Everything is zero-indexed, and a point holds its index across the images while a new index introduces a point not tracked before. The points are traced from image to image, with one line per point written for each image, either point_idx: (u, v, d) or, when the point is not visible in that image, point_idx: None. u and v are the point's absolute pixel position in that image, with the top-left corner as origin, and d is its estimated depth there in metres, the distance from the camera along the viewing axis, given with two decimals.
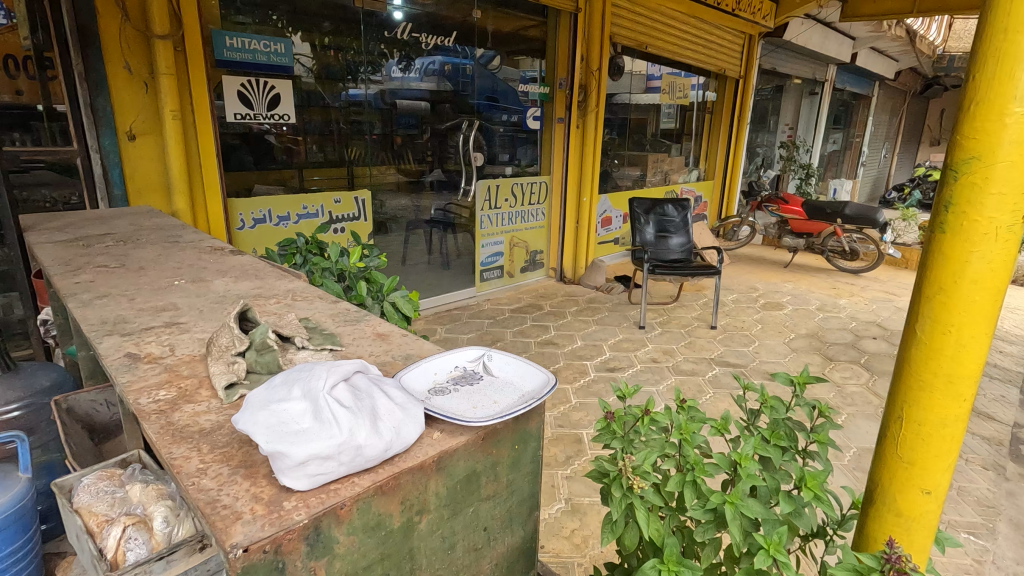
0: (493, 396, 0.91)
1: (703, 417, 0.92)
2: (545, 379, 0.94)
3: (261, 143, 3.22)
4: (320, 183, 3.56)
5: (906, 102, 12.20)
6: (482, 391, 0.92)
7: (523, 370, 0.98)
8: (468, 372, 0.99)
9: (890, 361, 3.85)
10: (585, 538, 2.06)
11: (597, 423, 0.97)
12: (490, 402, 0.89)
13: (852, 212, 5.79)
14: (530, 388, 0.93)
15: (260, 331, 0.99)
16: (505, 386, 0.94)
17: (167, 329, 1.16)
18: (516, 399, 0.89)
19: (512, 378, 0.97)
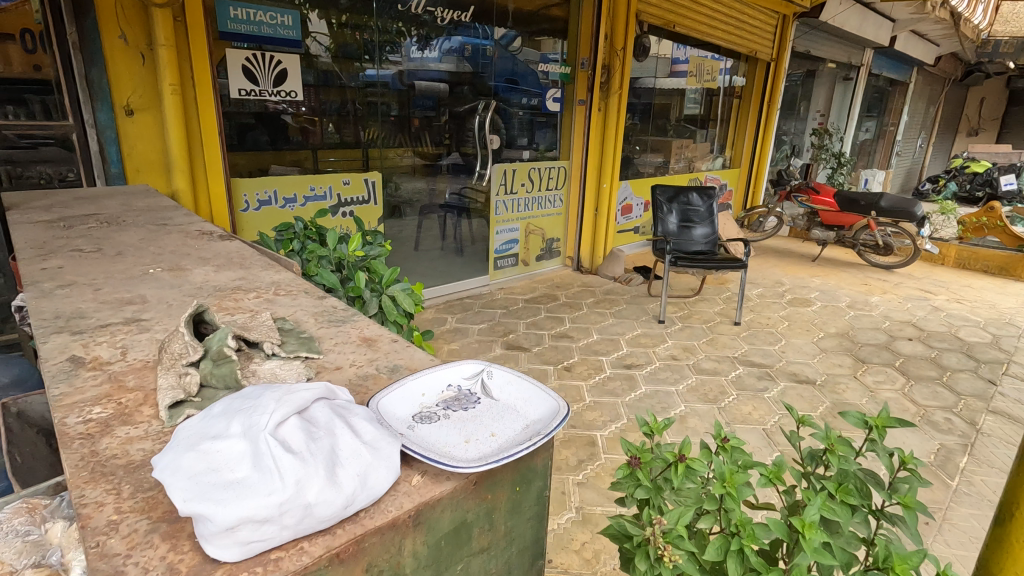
0: (491, 428, 0.74)
1: (749, 463, 0.80)
2: (554, 408, 0.77)
3: (277, 123, 3.11)
4: (335, 165, 3.44)
5: (945, 90, 11.63)
6: (478, 420, 0.76)
7: (528, 393, 0.82)
8: (462, 394, 0.83)
9: (927, 365, 3.61)
10: (596, 553, 1.91)
11: (621, 468, 0.89)
12: (487, 437, 0.73)
13: (887, 205, 5.49)
14: (536, 419, 0.76)
15: (217, 337, 0.84)
16: (505, 414, 0.78)
17: (126, 327, 1.02)
18: (517, 433, 0.73)
19: (515, 403, 0.80)
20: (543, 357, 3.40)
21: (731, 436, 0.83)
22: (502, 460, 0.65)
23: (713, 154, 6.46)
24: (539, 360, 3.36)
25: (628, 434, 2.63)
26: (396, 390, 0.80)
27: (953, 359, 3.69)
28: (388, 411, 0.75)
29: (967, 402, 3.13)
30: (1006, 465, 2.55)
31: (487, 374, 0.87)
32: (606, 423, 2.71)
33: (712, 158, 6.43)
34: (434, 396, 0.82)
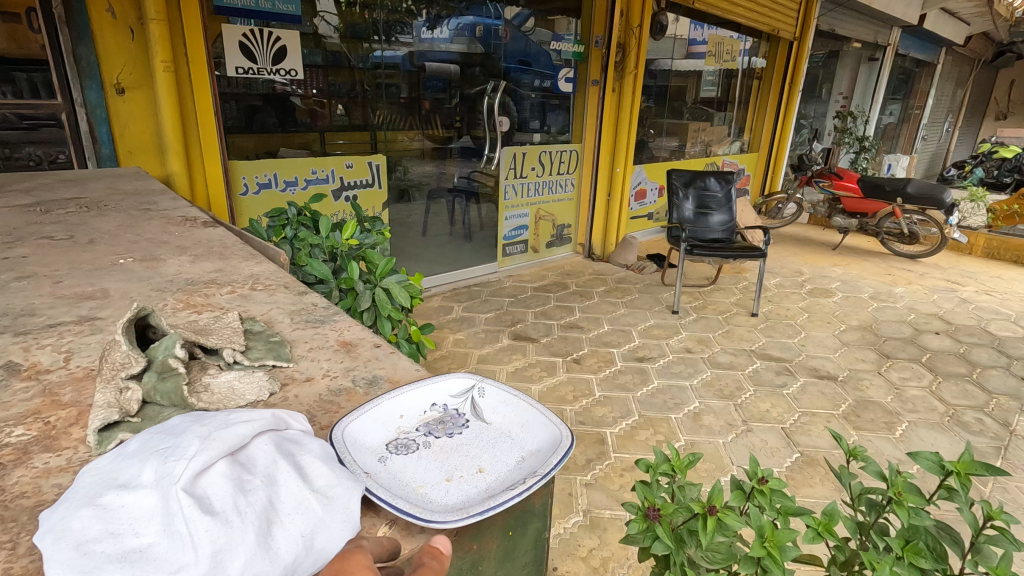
0: (482, 467, 0.63)
1: (787, 513, 0.78)
2: (555, 438, 0.66)
3: (285, 105, 3.02)
4: (344, 148, 3.33)
5: (974, 71, 11.17)
6: (465, 456, 0.65)
7: (525, 417, 0.71)
8: (447, 416, 0.72)
9: (955, 361, 3.43)
10: (604, 561, 1.80)
11: (633, 518, 0.86)
12: (476, 480, 0.61)
13: (914, 191, 5.23)
14: (534, 450, 0.65)
15: (165, 345, 0.73)
16: (497, 444, 0.67)
17: (77, 327, 0.90)
18: (510, 471, 0.62)
19: (509, 430, 0.69)
20: (552, 348, 3.27)
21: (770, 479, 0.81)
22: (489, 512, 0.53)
23: (731, 138, 6.23)
24: (547, 351, 3.23)
25: (640, 432, 2.50)
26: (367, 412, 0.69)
27: (983, 354, 3.51)
28: (353, 440, 0.64)
29: (999, 401, 2.96)
30: None
31: (477, 392, 0.76)
32: (617, 420, 2.58)
33: (729, 143, 6.21)
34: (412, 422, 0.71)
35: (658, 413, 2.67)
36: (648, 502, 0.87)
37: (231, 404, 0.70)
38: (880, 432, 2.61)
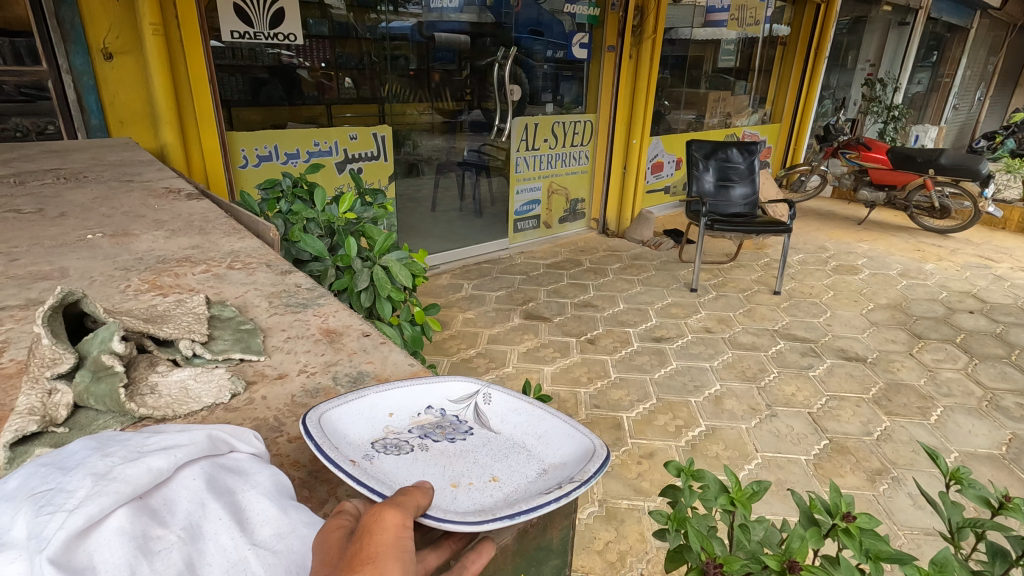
0: (494, 475, 0.53)
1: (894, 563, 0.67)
2: (583, 446, 0.55)
3: (291, 77, 2.88)
4: (352, 121, 3.17)
5: (1009, 37, 10.59)
6: (473, 464, 0.55)
7: (542, 425, 0.60)
8: (446, 422, 0.61)
9: (991, 341, 3.25)
10: (622, 555, 1.70)
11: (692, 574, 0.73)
12: (487, 488, 0.52)
13: (947, 162, 4.88)
14: (557, 462, 0.55)
15: (102, 338, 0.60)
16: (510, 455, 0.57)
17: (22, 312, 0.79)
18: (532, 482, 0.52)
19: (522, 440, 0.58)
20: (565, 328, 3.14)
21: (857, 516, 0.74)
22: (520, 517, 0.44)
23: (752, 108, 5.95)
24: (560, 331, 3.10)
25: (658, 416, 2.37)
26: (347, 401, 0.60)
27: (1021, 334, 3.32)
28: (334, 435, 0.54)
29: None
30: None
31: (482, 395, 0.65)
32: (634, 404, 2.46)
33: (750, 113, 5.93)
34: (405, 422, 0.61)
35: (677, 397, 2.53)
36: (706, 553, 0.75)
37: (184, 409, 0.57)
38: (914, 418, 2.46)
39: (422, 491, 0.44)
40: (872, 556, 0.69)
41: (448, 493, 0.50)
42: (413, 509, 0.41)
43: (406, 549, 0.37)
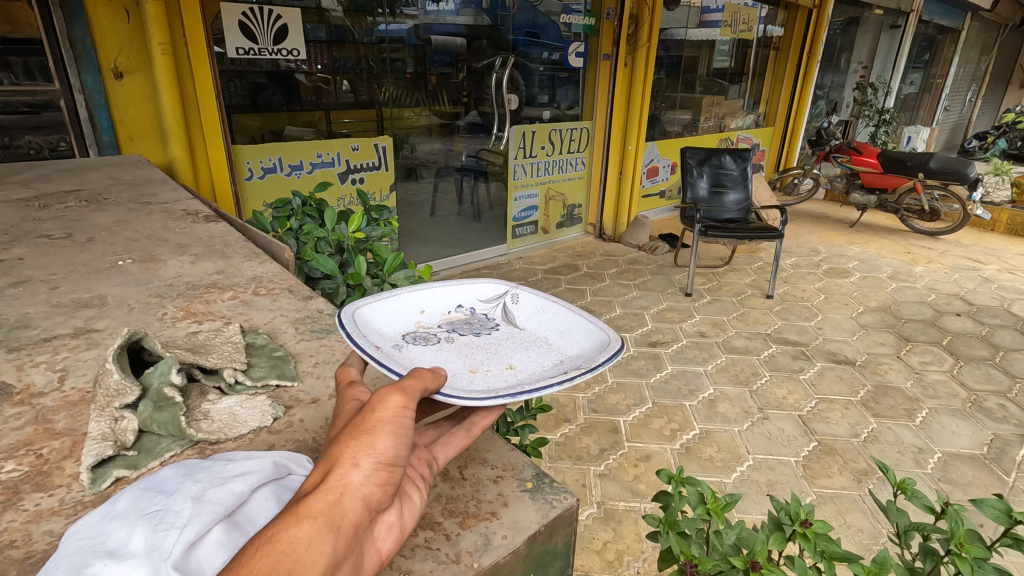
0: (508, 351, 0.82)
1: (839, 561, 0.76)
2: (596, 345, 0.77)
3: (289, 81, 2.92)
4: (348, 126, 3.23)
5: (1000, 38, 10.70)
6: (494, 343, 0.84)
7: (560, 328, 0.85)
8: (474, 320, 0.91)
9: (977, 343, 3.34)
10: (619, 554, 1.78)
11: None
12: (501, 358, 0.80)
13: (936, 166, 5.06)
14: (568, 357, 0.79)
15: (160, 371, 0.68)
16: (532, 349, 0.83)
17: (72, 342, 0.86)
18: (529, 364, 0.78)
19: (544, 337, 0.85)
20: None
21: (814, 522, 0.81)
22: (521, 396, 0.58)
23: (746, 110, 6.03)
24: None
25: (654, 420, 2.46)
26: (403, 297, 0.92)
27: (1006, 336, 3.41)
28: (392, 322, 0.86)
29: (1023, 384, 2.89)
30: None
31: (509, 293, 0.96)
32: (630, 408, 2.55)
33: (744, 116, 6.02)
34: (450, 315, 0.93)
35: (672, 400, 2.62)
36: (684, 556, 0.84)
37: (234, 432, 0.66)
38: (899, 419, 2.56)
39: (433, 372, 0.57)
40: (826, 557, 0.77)
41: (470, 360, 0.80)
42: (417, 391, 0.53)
43: (402, 424, 0.48)
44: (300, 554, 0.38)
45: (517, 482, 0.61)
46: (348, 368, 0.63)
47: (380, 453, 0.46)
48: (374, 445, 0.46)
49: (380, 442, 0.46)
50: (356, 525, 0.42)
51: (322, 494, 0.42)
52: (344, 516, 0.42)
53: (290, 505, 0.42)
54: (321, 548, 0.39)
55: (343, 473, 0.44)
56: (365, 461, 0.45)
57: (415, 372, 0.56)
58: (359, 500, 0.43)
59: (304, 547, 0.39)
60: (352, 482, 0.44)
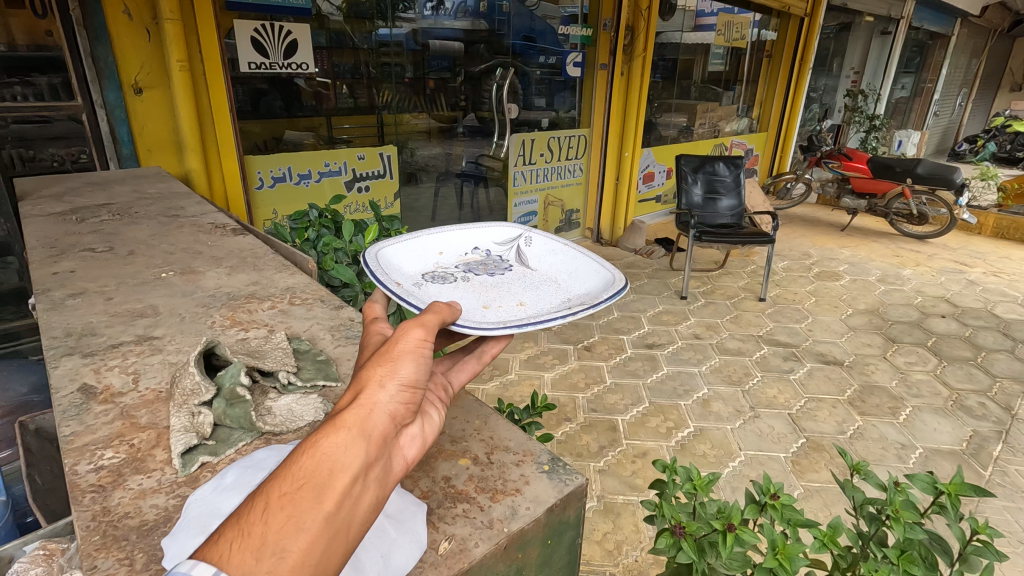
0: (518, 286, 0.98)
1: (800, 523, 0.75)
2: (600, 282, 0.91)
3: (289, 87, 2.99)
4: (349, 132, 3.31)
5: (990, 42, 10.88)
6: (507, 281, 0.99)
7: (567, 274, 1.00)
8: (490, 262, 1.07)
9: (960, 344, 3.48)
10: (618, 544, 1.90)
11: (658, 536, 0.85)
12: (512, 291, 0.95)
13: (924, 172, 5.17)
14: (574, 296, 0.93)
15: (229, 375, 0.80)
16: (540, 288, 0.97)
17: (138, 348, 0.98)
18: (537, 301, 0.92)
19: (552, 280, 0.99)
20: (563, 336, 3.35)
21: (783, 494, 0.80)
22: (527, 326, 0.70)
23: (739, 115, 6.17)
24: (558, 339, 3.31)
25: (651, 419, 2.58)
26: (427, 238, 1.07)
27: (989, 337, 3.55)
28: (415, 260, 1.02)
29: (1002, 384, 3.03)
30: None
31: (524, 238, 1.13)
32: (628, 407, 2.67)
33: (738, 121, 6.15)
34: (470, 255, 1.10)
35: (668, 400, 2.74)
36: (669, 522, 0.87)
37: (292, 425, 0.77)
38: (884, 417, 2.69)
39: (447, 307, 0.66)
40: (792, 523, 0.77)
41: (483, 292, 0.95)
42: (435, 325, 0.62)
43: (422, 353, 0.57)
44: (339, 456, 0.47)
45: (536, 465, 0.73)
46: (374, 304, 0.74)
47: (403, 377, 0.54)
48: (398, 370, 0.54)
49: (403, 368, 0.55)
50: (384, 433, 0.51)
51: (356, 409, 0.51)
52: (375, 427, 0.50)
53: (330, 415, 0.51)
54: (355, 450, 0.48)
55: (373, 392, 0.53)
56: (391, 384, 0.53)
57: (431, 307, 0.66)
58: (386, 413, 0.52)
59: (341, 450, 0.47)
60: (380, 401, 0.52)
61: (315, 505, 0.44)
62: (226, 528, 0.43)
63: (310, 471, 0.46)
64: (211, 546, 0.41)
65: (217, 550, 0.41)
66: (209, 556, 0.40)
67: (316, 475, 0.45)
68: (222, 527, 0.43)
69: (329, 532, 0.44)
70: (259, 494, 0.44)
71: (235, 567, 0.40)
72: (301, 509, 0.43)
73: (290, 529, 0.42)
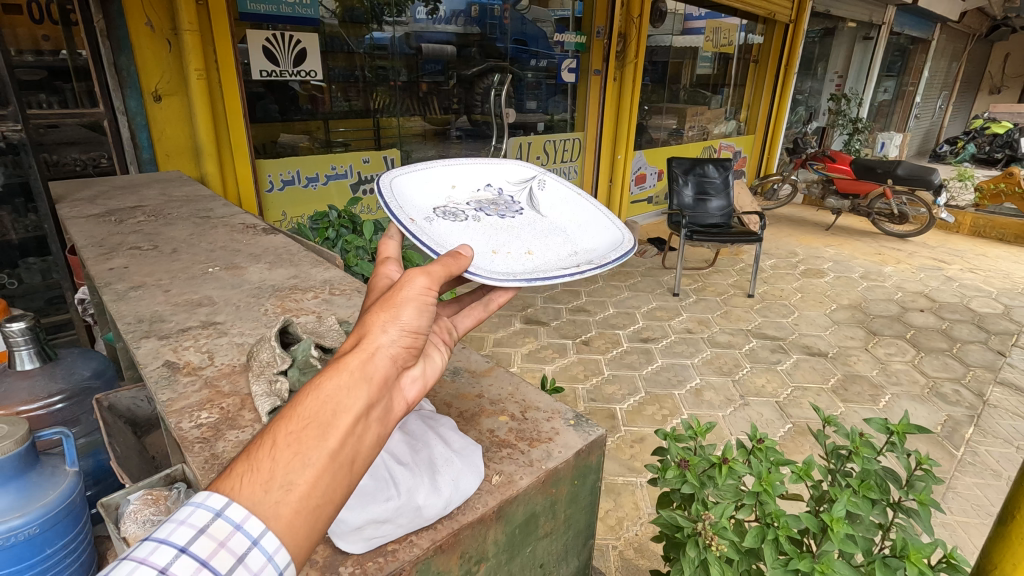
0: (526, 230, 1.09)
1: (782, 461, 0.84)
2: (615, 242, 1.00)
3: (286, 92, 3.07)
4: (346, 134, 3.43)
5: (968, 47, 11.19)
6: (519, 224, 1.10)
7: (580, 224, 1.11)
8: (503, 203, 1.17)
9: (938, 337, 3.67)
10: (619, 520, 2.05)
11: (663, 467, 0.88)
12: (520, 233, 1.07)
13: (904, 172, 5.34)
14: (582, 251, 1.02)
15: (302, 347, 0.92)
16: (550, 238, 1.08)
17: (205, 331, 1.12)
18: (548, 253, 1.02)
19: (562, 231, 1.10)
20: (562, 331, 3.50)
21: (768, 439, 0.87)
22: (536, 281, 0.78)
23: (727, 118, 6.36)
24: (557, 334, 3.46)
25: (647, 407, 2.74)
26: (443, 171, 1.16)
27: (964, 330, 3.75)
28: (432, 192, 1.11)
29: (976, 372, 3.22)
30: (1011, 435, 2.65)
31: (537, 180, 1.23)
32: (625, 397, 2.82)
33: (726, 123, 6.34)
34: (483, 192, 1.20)
35: (663, 390, 2.90)
36: (676, 457, 0.89)
37: None
38: (865, 404, 2.86)
39: (455, 258, 0.70)
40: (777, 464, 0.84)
41: (494, 231, 1.06)
42: (440, 275, 0.66)
43: (425, 301, 0.63)
44: (341, 397, 0.52)
45: (563, 420, 0.88)
46: (387, 242, 0.79)
47: (404, 324, 0.60)
48: (396, 318, 0.59)
49: (404, 315, 0.60)
50: (384, 376, 0.56)
51: (356, 356, 0.56)
52: (374, 371, 0.55)
53: (334, 360, 0.56)
54: (357, 391, 0.53)
55: (372, 339, 0.58)
56: (392, 329, 0.59)
57: (439, 259, 0.70)
58: (385, 360, 0.57)
59: (343, 394, 0.52)
60: (381, 345, 0.57)
61: (320, 441, 0.49)
62: (238, 462, 0.47)
63: (314, 412, 0.50)
64: (222, 480, 0.45)
65: (230, 482, 0.45)
66: (221, 487, 0.45)
67: (318, 416, 0.50)
68: (234, 461, 0.48)
69: (333, 466, 0.49)
70: (268, 432, 0.49)
71: (246, 496, 0.44)
72: (305, 444, 0.48)
73: (297, 462, 0.47)
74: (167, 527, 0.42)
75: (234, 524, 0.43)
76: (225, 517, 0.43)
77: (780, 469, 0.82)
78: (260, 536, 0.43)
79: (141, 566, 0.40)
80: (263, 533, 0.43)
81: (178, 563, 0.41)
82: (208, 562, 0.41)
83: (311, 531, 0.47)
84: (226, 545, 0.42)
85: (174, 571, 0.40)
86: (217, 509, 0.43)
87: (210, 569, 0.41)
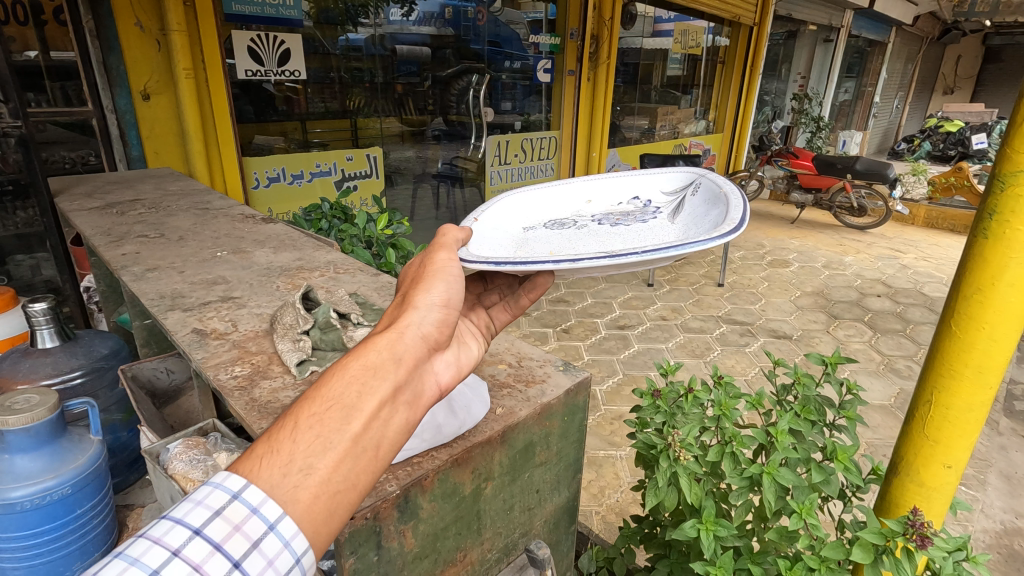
0: (623, 231, 1.01)
1: (739, 392, 0.99)
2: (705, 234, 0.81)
3: (260, 94, 3.10)
4: (323, 136, 3.46)
5: (923, 49, 11.71)
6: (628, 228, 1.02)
7: (697, 224, 0.95)
8: (637, 212, 1.13)
9: (893, 319, 3.92)
10: (602, 488, 2.20)
11: (642, 398, 1.05)
12: (616, 235, 1.00)
13: (862, 168, 5.62)
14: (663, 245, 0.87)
15: (321, 311, 1.07)
16: (643, 237, 0.96)
17: (225, 304, 1.23)
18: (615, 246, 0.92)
19: (665, 232, 0.97)
20: (542, 321, 3.65)
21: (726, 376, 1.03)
22: (504, 266, 0.76)
23: (697, 117, 6.61)
24: (539, 323, 3.61)
25: (625, 387, 2.90)
26: (584, 186, 1.24)
27: (917, 313, 4.01)
28: (566, 206, 1.21)
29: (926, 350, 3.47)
30: None
31: (693, 187, 1.11)
32: (604, 378, 2.99)
33: (696, 122, 6.59)
34: (625, 205, 1.19)
35: (639, 371, 3.07)
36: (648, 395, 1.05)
37: None
38: None
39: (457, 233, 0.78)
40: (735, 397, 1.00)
41: (587, 233, 1.04)
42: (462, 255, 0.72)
43: (450, 279, 0.68)
44: (367, 380, 0.56)
45: (554, 366, 1.02)
46: None
47: (433, 304, 0.65)
48: (425, 298, 0.64)
49: (432, 295, 0.65)
50: (414, 355, 0.60)
51: (384, 337, 0.60)
52: (403, 352, 0.59)
53: (365, 341, 0.60)
54: (384, 373, 0.57)
55: (403, 319, 0.62)
56: (421, 309, 0.63)
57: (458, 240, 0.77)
58: (415, 341, 0.61)
59: (369, 376, 0.56)
60: (410, 326, 0.62)
61: (342, 426, 0.53)
62: (261, 442, 0.52)
63: (339, 395, 0.54)
64: (242, 461, 0.51)
65: (250, 463, 0.51)
66: (240, 469, 0.50)
67: (343, 400, 0.54)
68: (260, 440, 0.53)
69: (354, 449, 0.53)
70: (292, 414, 0.53)
71: (263, 480, 0.50)
72: (327, 428, 0.52)
73: (318, 446, 0.51)
74: (184, 508, 0.49)
75: (250, 508, 0.48)
76: (241, 500, 0.49)
77: (737, 399, 0.98)
78: (275, 522, 0.48)
79: (155, 546, 0.47)
80: (279, 518, 0.48)
81: (192, 545, 0.48)
82: (222, 546, 0.48)
83: (329, 515, 0.51)
84: (240, 530, 0.48)
85: (187, 553, 0.47)
86: (235, 491, 0.49)
87: (222, 552, 0.48)
